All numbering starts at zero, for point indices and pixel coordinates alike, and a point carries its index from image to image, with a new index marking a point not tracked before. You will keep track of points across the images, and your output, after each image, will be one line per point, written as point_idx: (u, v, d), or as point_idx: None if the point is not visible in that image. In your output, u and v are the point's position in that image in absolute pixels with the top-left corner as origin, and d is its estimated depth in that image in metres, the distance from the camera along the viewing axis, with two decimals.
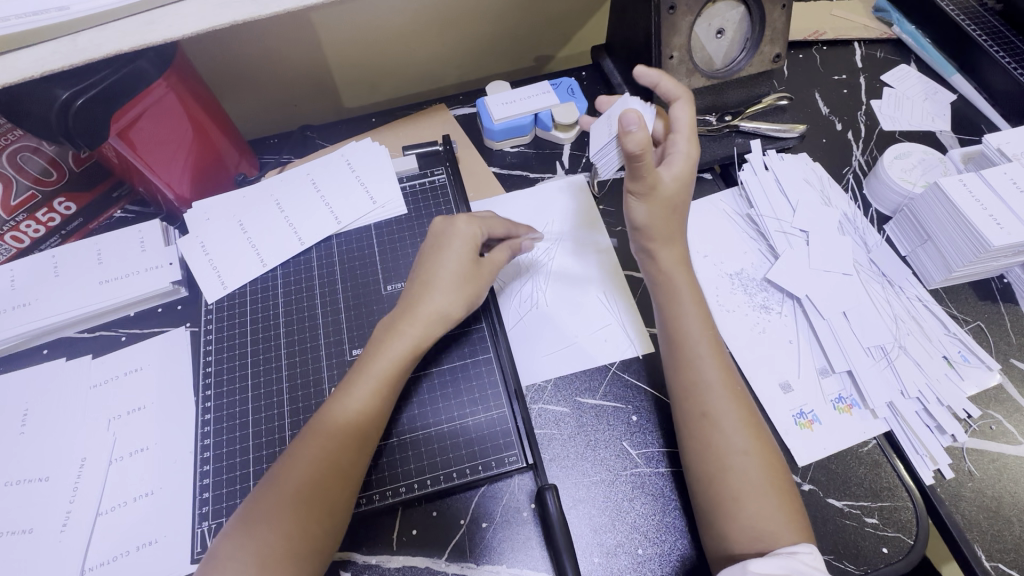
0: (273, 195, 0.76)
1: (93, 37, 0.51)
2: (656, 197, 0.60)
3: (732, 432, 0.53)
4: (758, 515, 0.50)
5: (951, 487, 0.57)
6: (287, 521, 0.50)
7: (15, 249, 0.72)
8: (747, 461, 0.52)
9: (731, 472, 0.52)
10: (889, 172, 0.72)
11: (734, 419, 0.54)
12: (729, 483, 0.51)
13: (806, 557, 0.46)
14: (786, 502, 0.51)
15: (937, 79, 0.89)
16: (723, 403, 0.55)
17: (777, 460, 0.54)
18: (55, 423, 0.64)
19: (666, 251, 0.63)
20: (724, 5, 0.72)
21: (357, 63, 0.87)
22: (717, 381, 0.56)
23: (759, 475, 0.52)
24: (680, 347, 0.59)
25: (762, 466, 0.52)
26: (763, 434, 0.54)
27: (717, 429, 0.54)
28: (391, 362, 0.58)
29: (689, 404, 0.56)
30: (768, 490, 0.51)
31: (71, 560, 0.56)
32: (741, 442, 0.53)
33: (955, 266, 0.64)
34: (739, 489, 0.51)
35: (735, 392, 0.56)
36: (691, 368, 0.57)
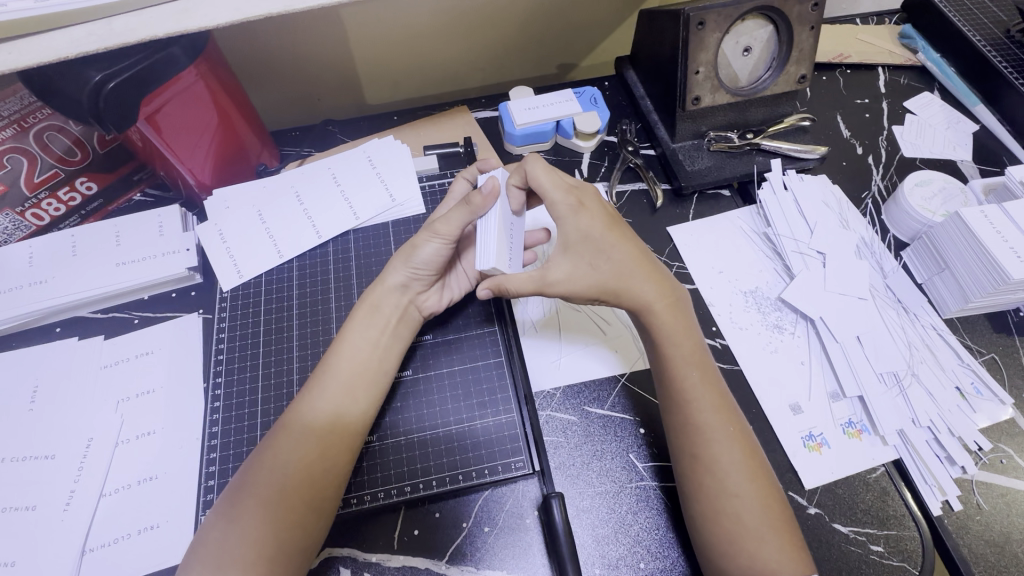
0: (294, 186, 0.76)
1: (129, 21, 0.51)
2: (563, 273, 0.60)
3: (732, 473, 0.53)
4: (758, 557, 0.50)
5: (959, 519, 0.57)
6: (272, 502, 0.51)
7: (35, 226, 0.73)
8: (741, 504, 0.51)
9: (726, 515, 0.51)
10: (909, 200, 0.72)
11: (736, 457, 0.53)
12: (728, 526, 0.51)
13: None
14: (787, 544, 0.50)
15: (960, 108, 0.89)
16: (719, 438, 0.54)
17: (776, 494, 0.53)
18: (64, 400, 0.64)
19: (647, 287, 0.60)
20: (752, 23, 0.72)
21: (382, 61, 0.88)
22: (711, 418, 0.55)
23: (761, 515, 0.51)
24: (674, 375, 0.58)
25: (760, 507, 0.51)
26: (767, 475, 0.54)
27: (710, 472, 0.53)
28: (369, 354, 0.60)
29: (685, 438, 0.55)
30: (768, 532, 0.51)
31: (71, 540, 0.56)
32: (737, 484, 0.52)
33: (973, 297, 0.64)
34: (737, 532, 0.51)
35: (734, 429, 0.55)
36: (683, 404, 0.56)
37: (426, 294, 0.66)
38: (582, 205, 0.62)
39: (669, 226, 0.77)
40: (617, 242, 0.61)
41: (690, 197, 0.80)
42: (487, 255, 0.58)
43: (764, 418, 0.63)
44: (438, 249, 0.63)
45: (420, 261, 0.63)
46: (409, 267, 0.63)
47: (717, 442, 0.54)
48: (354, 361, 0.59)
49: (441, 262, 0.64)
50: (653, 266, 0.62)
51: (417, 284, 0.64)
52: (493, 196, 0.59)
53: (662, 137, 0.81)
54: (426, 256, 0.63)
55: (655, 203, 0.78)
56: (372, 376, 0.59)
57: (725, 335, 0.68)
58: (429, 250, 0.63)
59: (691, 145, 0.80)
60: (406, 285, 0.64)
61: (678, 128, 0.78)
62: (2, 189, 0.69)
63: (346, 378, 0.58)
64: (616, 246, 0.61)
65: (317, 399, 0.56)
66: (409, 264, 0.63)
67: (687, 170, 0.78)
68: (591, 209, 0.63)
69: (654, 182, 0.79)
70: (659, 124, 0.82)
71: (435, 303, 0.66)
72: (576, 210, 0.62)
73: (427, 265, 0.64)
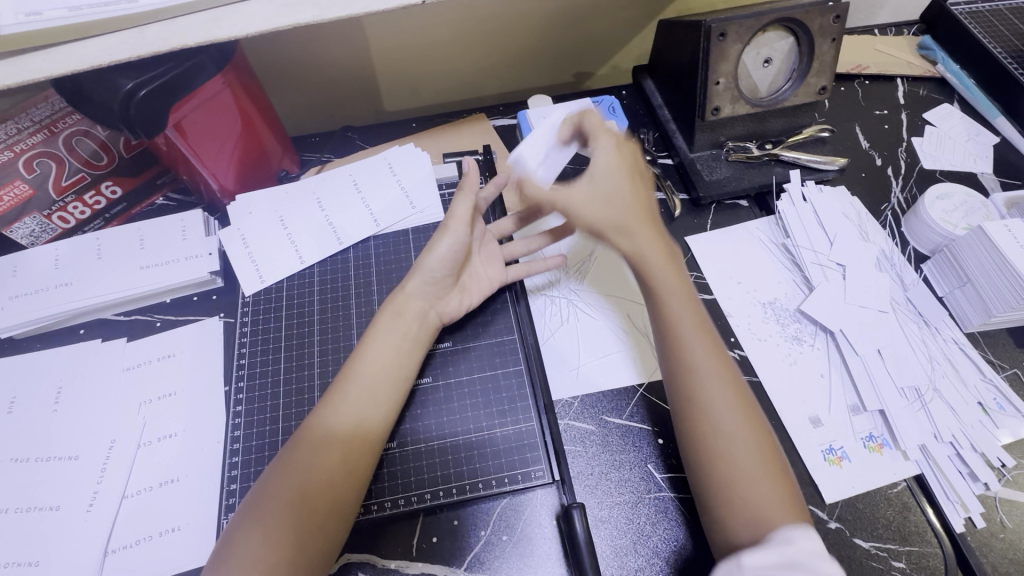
0: (315, 192, 0.77)
1: (160, 30, 0.52)
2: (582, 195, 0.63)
3: (721, 411, 0.53)
4: (751, 501, 0.49)
5: (982, 536, 0.56)
6: (295, 506, 0.51)
7: (62, 229, 0.74)
8: (734, 448, 0.51)
9: (721, 459, 0.51)
10: (930, 212, 0.72)
11: (726, 398, 0.53)
12: (721, 470, 0.50)
13: (807, 543, 0.45)
14: (781, 492, 0.49)
15: (980, 120, 0.88)
16: (716, 388, 0.54)
17: (772, 444, 0.52)
18: (88, 401, 0.65)
19: (647, 238, 0.61)
20: (773, 35, 0.73)
21: (401, 69, 0.88)
22: (706, 364, 0.55)
23: (752, 456, 0.51)
24: (672, 324, 0.58)
25: (754, 451, 0.51)
26: (761, 422, 0.53)
27: (705, 417, 0.53)
28: (392, 360, 0.60)
29: (681, 386, 0.55)
30: (762, 479, 0.50)
31: (94, 541, 0.57)
32: (732, 430, 0.52)
33: (996, 311, 0.64)
34: (735, 472, 0.50)
35: (724, 367, 0.55)
36: (681, 352, 0.56)
37: (446, 300, 0.66)
38: (622, 145, 0.65)
39: (687, 236, 0.77)
40: (630, 192, 0.63)
41: (707, 207, 0.80)
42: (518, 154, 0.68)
43: (784, 431, 0.62)
44: (453, 243, 0.65)
45: (436, 258, 0.64)
46: (426, 271, 0.64)
47: (709, 384, 0.54)
48: (377, 366, 0.59)
49: (456, 262, 0.65)
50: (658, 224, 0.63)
51: (434, 287, 0.65)
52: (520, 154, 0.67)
53: (680, 146, 0.81)
54: (443, 254, 0.64)
55: (673, 213, 0.79)
56: (395, 383, 0.59)
57: (744, 345, 0.68)
58: (444, 246, 0.65)
59: (709, 155, 0.80)
60: (422, 292, 0.64)
61: (697, 138, 0.78)
62: (30, 193, 0.69)
63: (369, 383, 0.58)
64: (626, 192, 0.63)
65: (340, 402, 0.57)
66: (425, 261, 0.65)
67: (705, 180, 0.78)
68: (626, 154, 0.65)
69: (672, 191, 0.80)
70: (677, 133, 0.82)
71: (453, 309, 0.67)
72: (614, 147, 0.64)
73: (443, 267, 0.64)
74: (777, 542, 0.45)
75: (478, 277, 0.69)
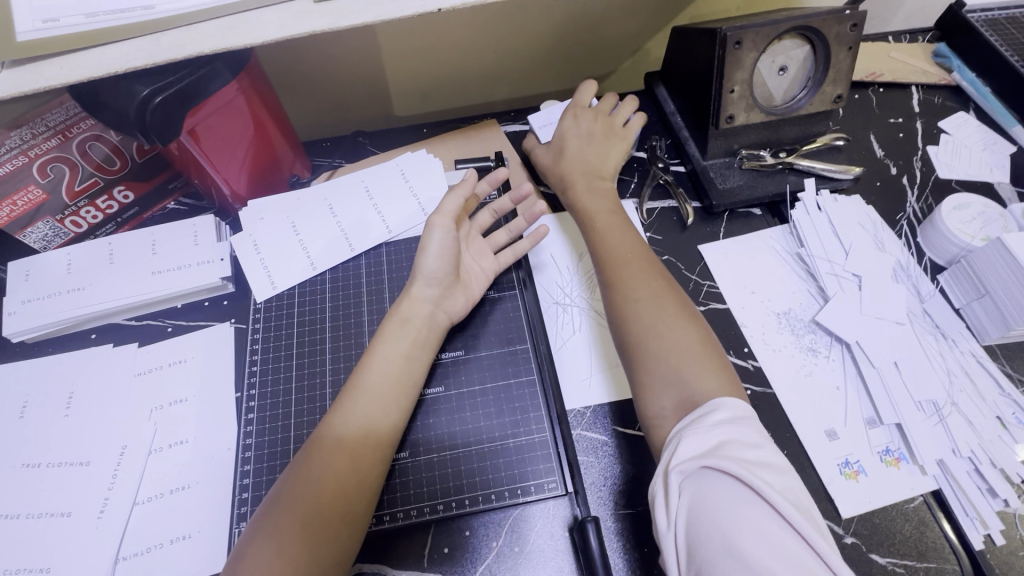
0: (326, 198, 0.77)
1: (176, 37, 0.52)
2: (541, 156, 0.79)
3: (647, 311, 0.59)
4: (677, 373, 0.54)
5: (1001, 554, 0.55)
6: (309, 517, 0.50)
7: (74, 233, 0.74)
8: (651, 316, 0.58)
9: (649, 344, 0.57)
10: (947, 223, 0.71)
11: (653, 290, 0.61)
12: (650, 348, 0.56)
13: (718, 416, 0.47)
14: (703, 352, 0.55)
15: (996, 129, 0.87)
16: (646, 292, 0.61)
17: (704, 339, 0.57)
18: (99, 407, 0.65)
19: (597, 202, 0.72)
20: (789, 43, 0.72)
21: (413, 75, 0.88)
22: (637, 277, 0.62)
23: (675, 333, 0.57)
24: (609, 255, 0.66)
25: (681, 336, 0.56)
26: (693, 320, 0.59)
27: (635, 315, 0.59)
28: (402, 368, 0.60)
29: (615, 296, 0.62)
30: (689, 358, 0.55)
31: (105, 547, 0.57)
32: (660, 323, 0.58)
33: (1015, 324, 0.63)
34: (650, 333, 0.57)
35: (657, 275, 0.63)
36: (614, 270, 0.64)
37: (448, 298, 0.66)
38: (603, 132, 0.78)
39: (700, 244, 0.77)
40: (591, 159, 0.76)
41: (720, 215, 0.79)
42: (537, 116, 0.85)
43: (799, 444, 0.62)
44: (443, 237, 0.65)
45: (430, 252, 0.65)
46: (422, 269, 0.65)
47: (639, 280, 0.62)
48: (385, 374, 0.59)
49: (451, 257, 0.65)
50: (602, 184, 0.74)
51: (436, 288, 0.65)
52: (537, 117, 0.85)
53: (693, 154, 0.81)
54: (435, 251, 0.65)
55: (685, 221, 0.78)
56: (405, 393, 0.59)
57: (758, 356, 0.67)
58: (436, 242, 0.65)
59: (722, 163, 0.80)
60: (426, 293, 0.65)
61: (710, 146, 0.78)
62: (44, 197, 0.69)
63: (376, 391, 0.58)
64: (578, 152, 0.76)
65: (347, 410, 0.57)
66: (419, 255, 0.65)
67: (719, 188, 0.77)
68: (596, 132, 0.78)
69: (685, 199, 0.79)
70: (690, 141, 0.82)
71: (460, 307, 0.67)
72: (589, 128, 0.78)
73: (438, 265, 0.65)
74: (705, 404, 0.49)
75: (474, 271, 0.70)
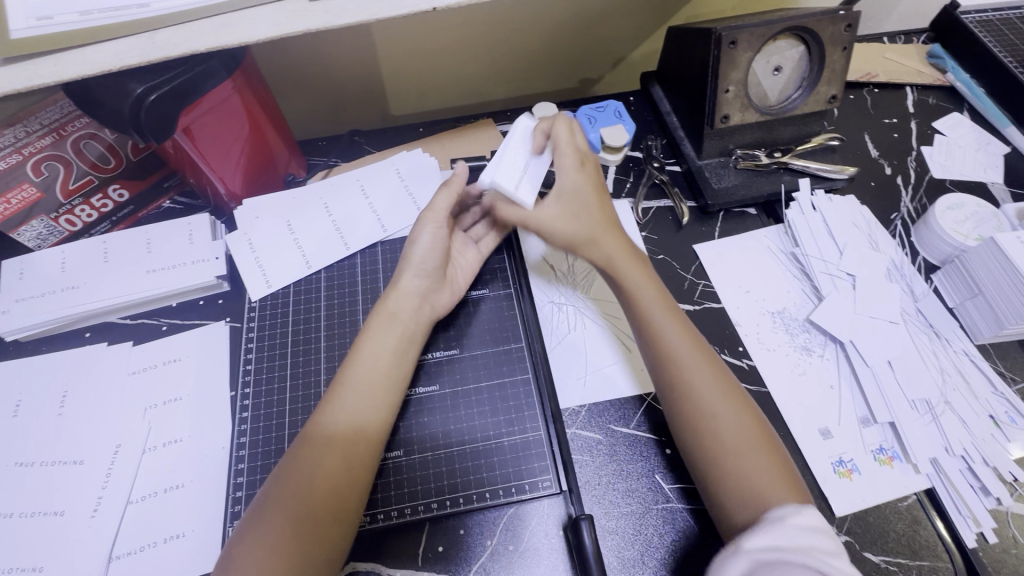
0: (322, 198, 0.77)
1: (171, 35, 0.52)
2: (550, 215, 0.65)
3: (709, 400, 0.55)
4: (738, 476, 0.51)
5: (994, 552, 0.56)
6: (300, 515, 0.51)
7: (68, 232, 0.74)
8: (721, 425, 0.53)
9: (709, 442, 0.53)
10: (941, 223, 0.71)
11: (710, 382, 0.56)
12: (706, 444, 0.53)
13: (798, 517, 0.45)
14: (772, 457, 0.52)
15: (990, 129, 0.88)
16: (702, 378, 0.56)
17: (763, 429, 0.55)
18: (93, 405, 0.65)
19: (613, 244, 0.64)
20: (784, 43, 0.72)
21: (409, 75, 0.88)
22: (688, 355, 0.57)
23: (741, 434, 0.53)
24: (650, 324, 0.60)
25: (743, 429, 0.53)
26: (747, 404, 0.56)
27: (690, 404, 0.55)
28: (387, 363, 0.60)
29: (667, 376, 0.57)
30: (752, 456, 0.52)
31: (98, 547, 0.56)
32: (717, 411, 0.54)
33: (1008, 323, 0.63)
34: (722, 448, 0.53)
35: (710, 362, 0.58)
36: (659, 345, 0.58)
37: (438, 292, 0.67)
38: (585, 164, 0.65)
39: (695, 244, 0.77)
40: (598, 211, 0.65)
41: (716, 215, 0.79)
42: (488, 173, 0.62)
43: (793, 443, 0.62)
44: (434, 233, 0.66)
45: (421, 245, 0.66)
46: (413, 262, 0.65)
47: (697, 373, 0.56)
48: (373, 371, 0.59)
49: (440, 249, 0.66)
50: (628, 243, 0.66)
51: (424, 280, 0.65)
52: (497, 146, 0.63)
53: (689, 154, 0.81)
54: (425, 244, 0.66)
55: (680, 221, 0.78)
56: (393, 388, 0.59)
57: (752, 355, 0.68)
58: (426, 237, 0.66)
59: (717, 163, 0.80)
60: (420, 290, 0.65)
61: (705, 145, 0.78)
62: (38, 195, 0.69)
63: (366, 389, 0.58)
64: (595, 204, 0.65)
65: (332, 410, 0.56)
66: (410, 250, 0.66)
67: (714, 188, 0.78)
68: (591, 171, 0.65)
69: (680, 199, 0.79)
70: (685, 141, 0.82)
71: (444, 301, 0.67)
72: (579, 168, 0.64)
73: (429, 257, 0.66)
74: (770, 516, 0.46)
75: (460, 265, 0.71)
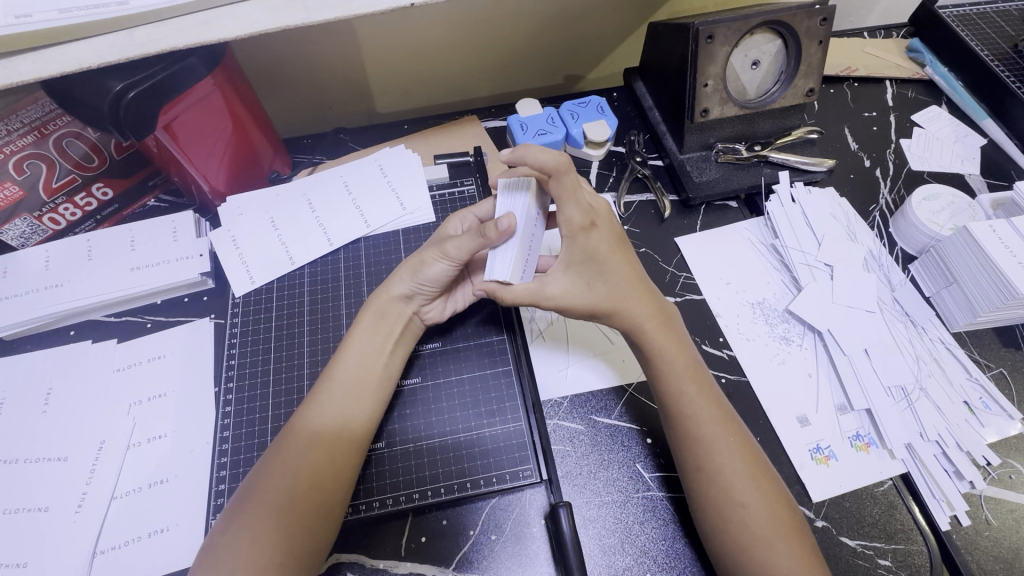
0: (306, 194, 0.77)
1: (149, 32, 0.52)
2: (560, 289, 0.60)
3: (735, 480, 0.52)
4: (767, 564, 0.50)
5: (967, 534, 0.57)
6: (282, 510, 0.51)
7: (52, 230, 0.74)
8: (747, 514, 0.51)
9: (734, 523, 0.51)
10: (917, 213, 0.72)
11: (739, 467, 0.53)
12: (733, 532, 0.51)
13: None
14: (796, 546, 0.50)
15: (968, 122, 0.89)
16: (726, 454, 0.54)
17: (786, 504, 0.53)
18: (77, 402, 0.65)
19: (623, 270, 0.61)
20: (761, 37, 0.73)
21: (393, 72, 0.89)
22: (711, 430, 0.55)
23: (767, 520, 0.51)
24: (671, 391, 0.57)
25: (767, 511, 0.51)
26: (771, 479, 0.54)
27: (714, 482, 0.53)
28: (369, 359, 0.60)
29: (688, 451, 0.55)
30: (776, 539, 0.50)
31: (82, 541, 0.57)
32: (743, 493, 0.52)
33: (981, 311, 0.64)
34: (746, 540, 0.51)
35: (740, 444, 0.55)
36: (680, 417, 0.56)
37: (429, 306, 0.66)
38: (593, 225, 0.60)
39: (677, 236, 0.78)
40: (619, 262, 0.61)
41: (697, 208, 0.80)
42: (499, 268, 0.58)
43: (772, 430, 0.63)
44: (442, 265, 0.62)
45: (426, 278, 0.62)
46: (415, 281, 0.63)
47: (726, 457, 0.53)
48: (356, 369, 0.59)
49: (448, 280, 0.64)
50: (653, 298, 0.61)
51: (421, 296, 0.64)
52: (509, 233, 0.58)
53: (670, 148, 0.82)
54: (434, 274, 0.62)
55: (662, 214, 0.79)
56: (374, 384, 0.59)
57: (733, 346, 0.68)
58: (432, 269, 0.62)
59: (699, 156, 0.81)
60: (409, 297, 0.64)
61: (686, 140, 0.79)
62: (21, 194, 0.70)
63: (349, 384, 0.58)
64: (617, 267, 0.61)
65: (316, 411, 0.57)
66: (414, 279, 0.63)
67: (695, 181, 0.79)
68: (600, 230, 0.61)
69: (662, 193, 0.80)
70: (667, 135, 0.83)
71: (439, 315, 0.67)
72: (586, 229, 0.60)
73: (434, 281, 0.63)
74: None
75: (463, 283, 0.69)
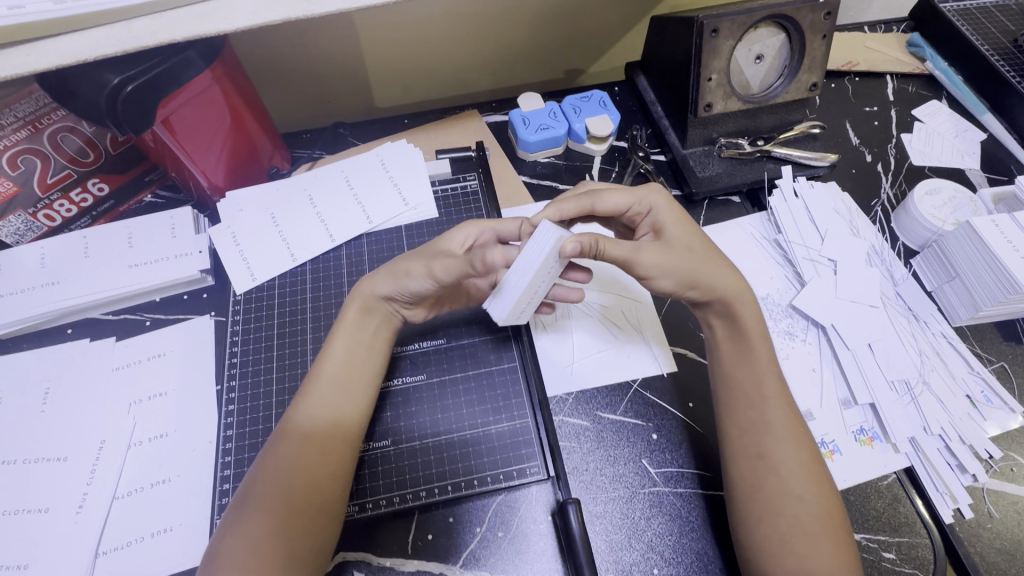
0: (307, 189, 0.76)
1: (147, 24, 0.51)
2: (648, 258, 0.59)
3: (791, 471, 0.53)
4: (808, 559, 0.49)
5: (970, 526, 0.57)
6: (291, 508, 0.51)
7: (47, 228, 0.73)
8: (802, 507, 0.51)
9: (785, 515, 0.51)
10: (919, 208, 0.73)
11: (800, 458, 0.53)
12: (783, 525, 0.51)
13: None
14: (838, 545, 0.50)
15: (968, 117, 0.89)
16: (785, 446, 0.54)
17: (833, 501, 0.53)
18: (76, 402, 0.64)
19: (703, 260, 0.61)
20: (765, 31, 0.73)
21: (393, 66, 0.88)
22: (781, 417, 0.55)
23: (815, 515, 0.51)
24: (742, 377, 0.58)
25: (817, 506, 0.51)
26: (824, 477, 0.54)
27: (774, 471, 0.53)
28: (357, 358, 0.59)
29: (750, 437, 0.55)
30: (821, 534, 0.50)
31: (84, 542, 0.56)
32: (799, 486, 0.52)
33: (983, 306, 0.65)
34: (790, 533, 0.51)
35: (798, 433, 0.55)
36: (755, 402, 0.56)
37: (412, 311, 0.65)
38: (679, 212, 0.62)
39: None
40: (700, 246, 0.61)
41: (700, 203, 0.80)
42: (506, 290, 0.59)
43: None
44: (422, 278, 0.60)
45: (408, 288, 0.61)
46: (397, 287, 0.61)
47: (785, 444, 0.54)
48: (355, 365, 0.58)
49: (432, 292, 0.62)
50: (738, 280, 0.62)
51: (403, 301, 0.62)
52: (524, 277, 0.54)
53: (673, 143, 0.81)
54: (415, 286, 0.60)
55: None
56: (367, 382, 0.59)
57: None
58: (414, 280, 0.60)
59: (702, 151, 0.80)
60: (390, 298, 0.62)
61: (689, 134, 0.78)
62: (14, 190, 0.68)
63: (347, 380, 0.58)
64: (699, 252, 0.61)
65: (319, 408, 0.56)
66: (397, 284, 0.61)
67: (698, 176, 0.78)
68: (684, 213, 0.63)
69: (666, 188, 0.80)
70: (670, 130, 0.82)
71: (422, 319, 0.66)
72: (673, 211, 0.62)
73: (416, 293, 0.61)
74: None
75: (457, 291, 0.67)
